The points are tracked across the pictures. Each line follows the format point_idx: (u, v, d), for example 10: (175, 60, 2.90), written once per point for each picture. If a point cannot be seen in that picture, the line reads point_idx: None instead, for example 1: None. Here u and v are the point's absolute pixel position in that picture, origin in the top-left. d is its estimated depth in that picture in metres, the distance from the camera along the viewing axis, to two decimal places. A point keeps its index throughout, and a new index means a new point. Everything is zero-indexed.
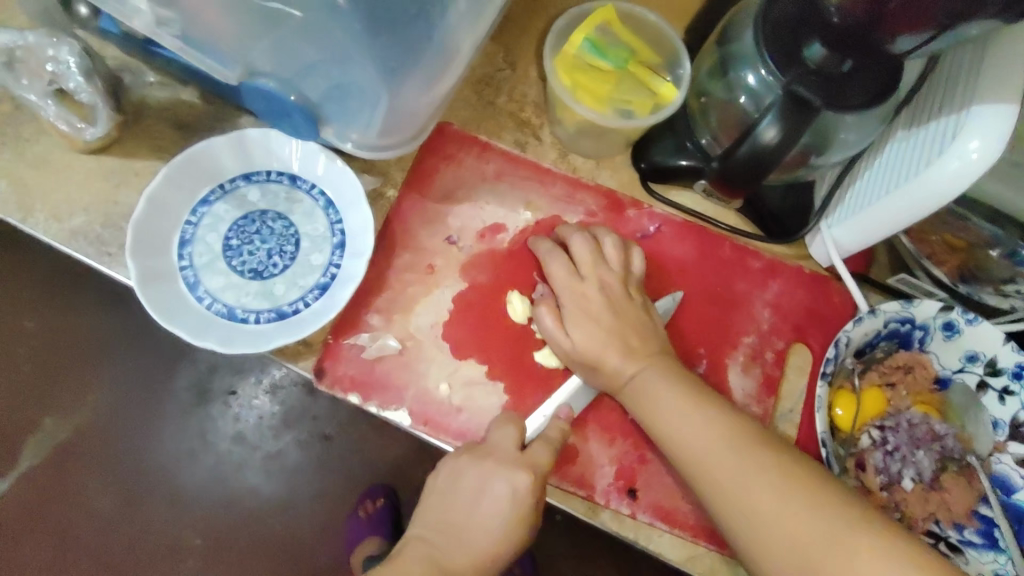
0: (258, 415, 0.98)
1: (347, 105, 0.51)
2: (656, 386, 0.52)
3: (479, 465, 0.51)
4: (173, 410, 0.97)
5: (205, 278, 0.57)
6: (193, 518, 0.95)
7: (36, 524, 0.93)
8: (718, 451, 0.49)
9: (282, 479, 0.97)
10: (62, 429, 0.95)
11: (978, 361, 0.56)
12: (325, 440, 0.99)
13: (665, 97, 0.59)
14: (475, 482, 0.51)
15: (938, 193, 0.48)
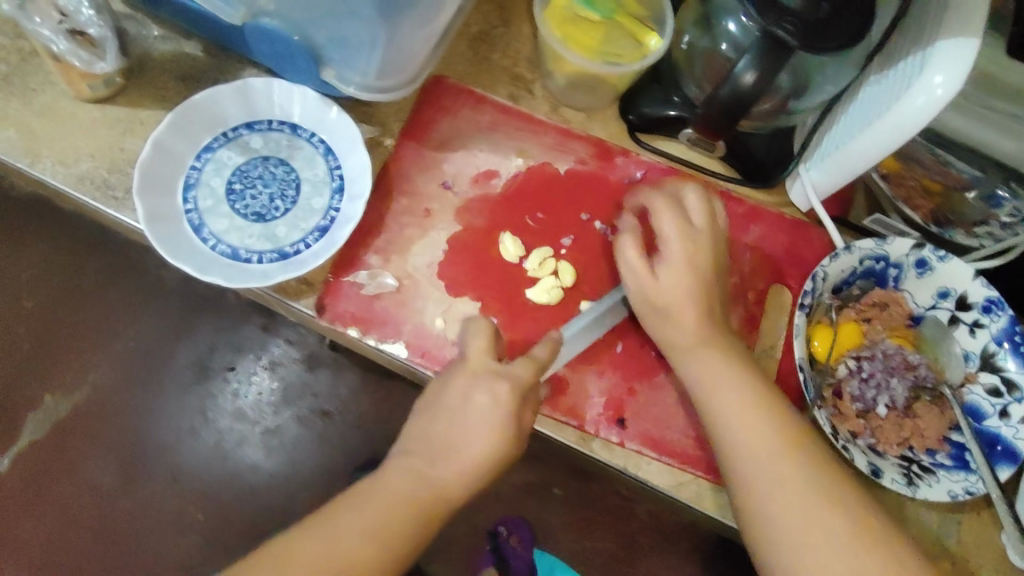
0: (257, 393, 0.99)
1: (349, 51, 0.53)
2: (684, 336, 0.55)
3: (473, 378, 0.52)
4: (172, 375, 0.98)
5: (209, 220, 0.59)
6: (192, 479, 0.97)
7: (39, 484, 0.95)
8: (741, 412, 0.52)
9: (282, 456, 0.98)
10: (63, 406, 0.96)
11: (949, 298, 0.59)
12: (324, 417, 0.99)
13: (651, 47, 0.62)
14: (466, 391, 0.52)
15: (905, 128, 0.51)
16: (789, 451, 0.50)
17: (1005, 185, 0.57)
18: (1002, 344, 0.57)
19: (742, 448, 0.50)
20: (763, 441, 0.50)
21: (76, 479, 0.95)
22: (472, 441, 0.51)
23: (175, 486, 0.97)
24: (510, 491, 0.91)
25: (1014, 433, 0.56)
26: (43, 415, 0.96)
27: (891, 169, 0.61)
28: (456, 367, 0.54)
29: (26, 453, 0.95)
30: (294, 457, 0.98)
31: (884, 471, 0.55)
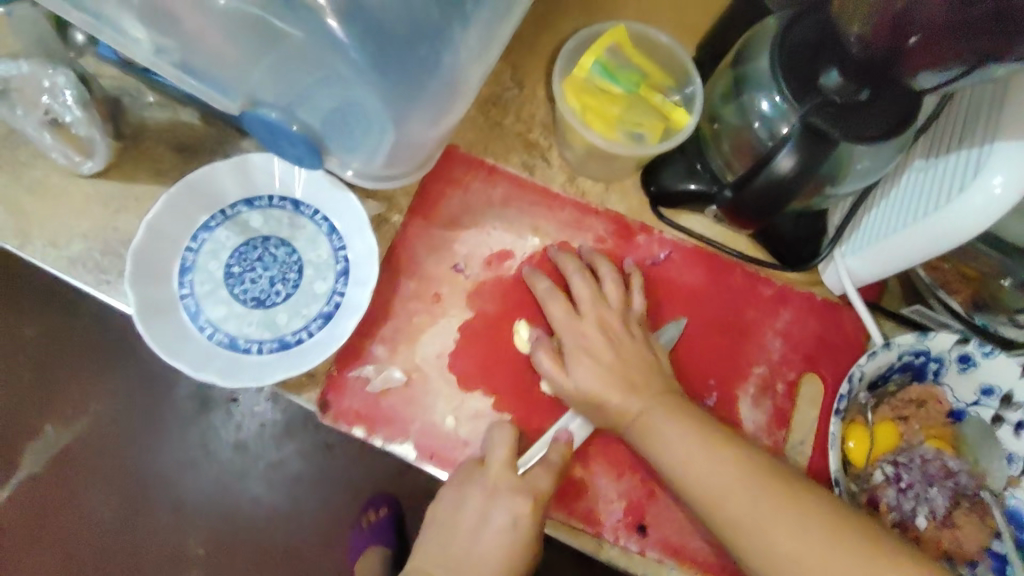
0: (261, 423, 0.97)
1: (352, 133, 0.49)
2: (676, 440, 0.50)
3: (482, 494, 0.51)
4: (173, 421, 0.95)
5: (206, 307, 0.55)
6: (197, 529, 0.94)
7: (37, 538, 0.92)
8: (756, 508, 0.47)
9: (284, 489, 0.96)
10: (64, 437, 0.93)
11: (994, 394, 0.55)
12: (326, 448, 0.97)
13: (676, 121, 0.57)
14: (482, 512, 0.51)
15: (958, 229, 0.47)
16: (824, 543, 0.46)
17: None
18: None
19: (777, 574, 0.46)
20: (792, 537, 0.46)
21: (74, 521, 0.92)
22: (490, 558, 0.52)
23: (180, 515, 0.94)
24: None
25: None
26: (43, 446, 0.93)
27: None
28: (475, 478, 0.52)
29: (23, 490, 0.92)
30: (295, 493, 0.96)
31: None
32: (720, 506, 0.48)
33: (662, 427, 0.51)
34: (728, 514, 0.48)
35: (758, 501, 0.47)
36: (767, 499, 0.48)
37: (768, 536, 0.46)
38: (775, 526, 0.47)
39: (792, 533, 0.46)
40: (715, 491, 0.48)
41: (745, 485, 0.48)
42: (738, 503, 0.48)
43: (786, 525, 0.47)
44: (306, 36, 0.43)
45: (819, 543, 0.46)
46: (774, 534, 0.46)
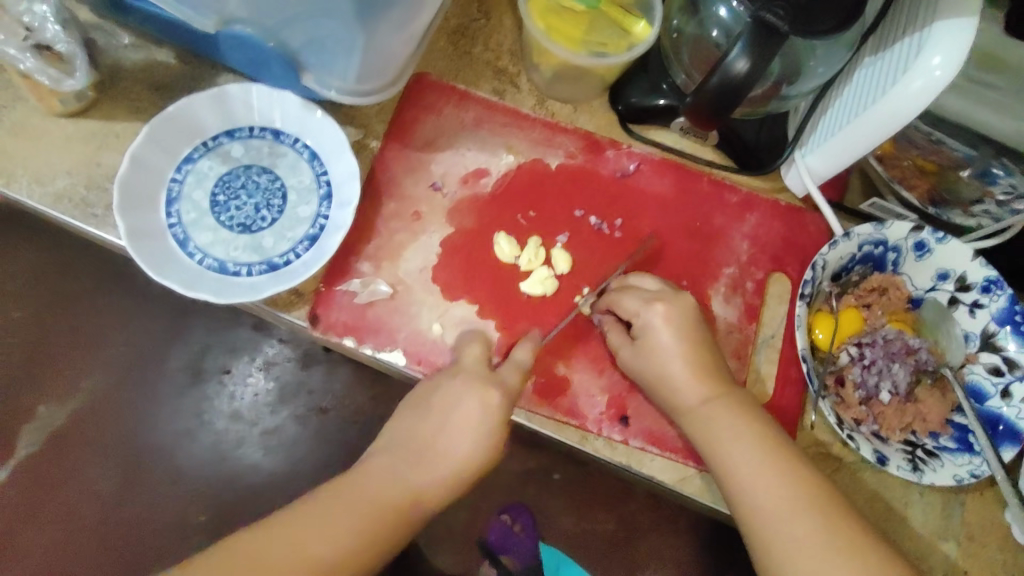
0: (254, 393, 0.93)
1: (326, 54, 0.52)
2: (668, 355, 0.54)
3: (449, 392, 0.53)
4: (167, 391, 0.92)
5: (194, 234, 0.57)
6: (196, 495, 0.91)
7: (37, 512, 0.89)
8: (734, 426, 0.52)
9: (281, 455, 0.93)
10: (59, 415, 0.90)
11: (949, 279, 0.59)
12: (321, 414, 0.94)
13: (638, 37, 0.60)
14: (442, 401, 0.53)
15: (903, 112, 0.49)
16: (777, 465, 0.50)
17: (998, 161, 0.55)
18: (1004, 324, 0.57)
19: (745, 479, 0.50)
20: (751, 456, 0.51)
21: (75, 495, 0.89)
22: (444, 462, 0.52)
23: (178, 486, 0.91)
24: (509, 479, 0.91)
25: (1016, 412, 0.56)
26: (40, 427, 0.90)
27: (886, 151, 0.60)
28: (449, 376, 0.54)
29: (22, 468, 0.90)
30: (294, 459, 0.92)
31: (889, 458, 0.54)
32: (706, 419, 0.52)
33: (659, 338, 0.54)
34: (714, 426, 0.52)
35: (742, 418, 0.52)
36: (748, 416, 0.52)
37: (744, 446, 0.51)
38: (754, 438, 0.51)
39: (782, 470, 0.50)
40: (705, 411, 0.53)
41: (732, 402, 0.53)
42: (724, 419, 0.52)
43: (761, 441, 0.51)
44: None
45: (788, 457, 0.51)
46: (760, 469, 0.50)
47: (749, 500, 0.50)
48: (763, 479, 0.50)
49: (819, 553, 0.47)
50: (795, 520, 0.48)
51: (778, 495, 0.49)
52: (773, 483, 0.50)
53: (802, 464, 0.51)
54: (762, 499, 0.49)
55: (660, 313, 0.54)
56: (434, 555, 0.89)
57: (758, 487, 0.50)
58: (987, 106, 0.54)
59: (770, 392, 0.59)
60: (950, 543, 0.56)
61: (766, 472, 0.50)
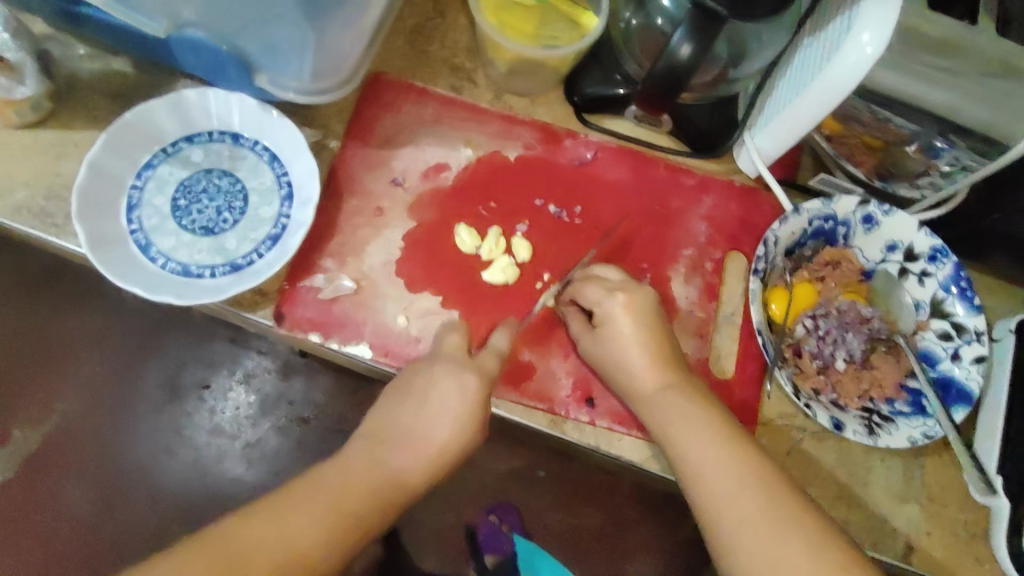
0: (235, 407, 0.93)
1: (280, 55, 0.53)
2: (625, 340, 0.55)
3: (420, 378, 0.54)
4: (147, 410, 0.92)
5: (156, 239, 0.57)
6: (175, 511, 0.90)
7: (14, 534, 0.88)
8: (685, 411, 0.53)
9: (263, 467, 0.92)
10: (32, 437, 0.90)
11: (897, 250, 0.61)
12: (303, 424, 0.94)
13: (585, 27, 0.62)
14: (412, 389, 0.54)
15: (837, 88, 0.52)
16: (726, 446, 0.51)
17: (943, 137, 0.56)
18: (950, 290, 0.59)
19: (695, 459, 0.51)
20: (700, 438, 0.52)
21: (50, 518, 0.89)
22: (410, 463, 0.52)
23: (156, 503, 0.90)
24: (494, 479, 0.92)
25: (965, 374, 0.58)
26: (12, 451, 0.89)
27: (833, 129, 0.61)
28: (420, 371, 0.54)
29: None
30: (273, 469, 0.92)
31: (845, 424, 0.56)
32: (659, 404, 0.54)
33: (617, 323, 0.55)
34: (666, 411, 0.53)
35: (694, 405, 0.53)
36: (699, 402, 0.54)
37: (696, 429, 0.52)
38: (704, 422, 0.52)
39: (732, 449, 0.51)
40: (658, 397, 0.54)
41: (684, 388, 0.54)
42: (676, 404, 0.53)
43: (712, 424, 0.52)
44: None
45: (737, 439, 0.52)
46: (710, 451, 0.51)
47: (698, 480, 0.51)
48: (712, 460, 0.51)
49: (765, 528, 0.48)
50: (743, 500, 0.49)
51: (727, 474, 0.50)
52: (724, 462, 0.51)
53: (751, 444, 0.52)
54: (711, 480, 0.50)
55: (620, 300, 0.55)
56: (421, 557, 0.89)
57: (709, 467, 0.51)
58: (934, 84, 0.54)
59: (731, 368, 0.61)
60: (912, 506, 0.58)
61: (716, 453, 0.51)
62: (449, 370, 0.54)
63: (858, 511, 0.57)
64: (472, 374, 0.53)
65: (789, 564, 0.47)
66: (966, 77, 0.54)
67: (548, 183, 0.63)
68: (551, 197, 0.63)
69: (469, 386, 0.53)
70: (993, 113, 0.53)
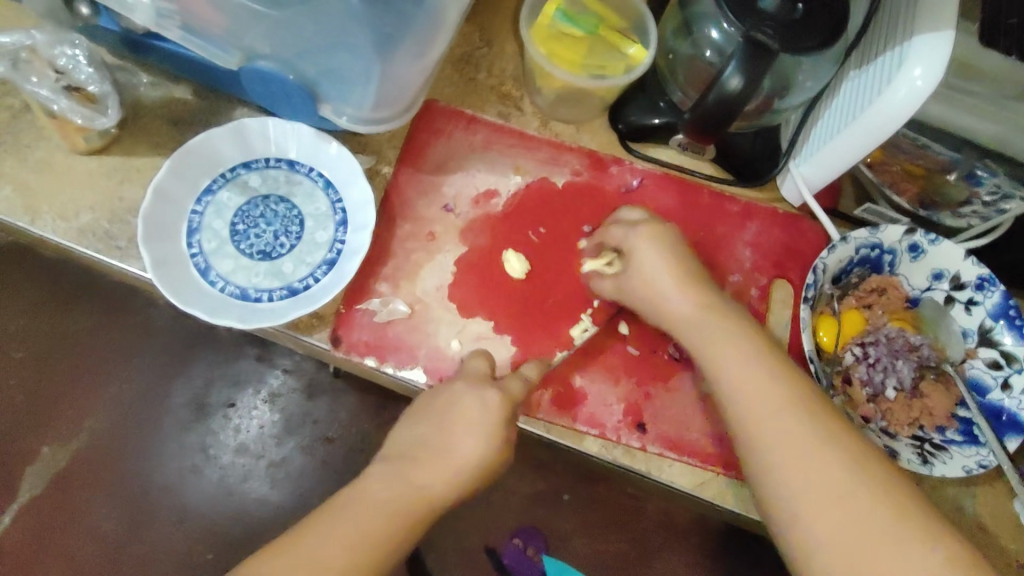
0: (260, 425, 0.93)
1: (345, 86, 0.55)
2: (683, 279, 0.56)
3: (468, 386, 0.54)
4: (171, 426, 0.92)
5: (215, 263, 0.59)
6: (197, 531, 0.91)
7: (46, 550, 0.89)
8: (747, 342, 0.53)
9: (290, 487, 0.93)
10: (63, 455, 0.91)
11: (943, 278, 0.61)
12: (326, 443, 0.94)
13: (636, 60, 0.63)
14: (454, 396, 0.54)
15: (889, 118, 0.52)
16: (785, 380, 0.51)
17: (982, 163, 0.57)
18: (998, 320, 0.60)
19: (750, 385, 0.51)
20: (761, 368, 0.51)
21: (81, 537, 0.89)
22: (435, 484, 0.52)
23: (182, 524, 0.91)
24: (521, 501, 0.92)
25: (1016, 404, 0.58)
26: (46, 469, 0.90)
27: (876, 158, 0.62)
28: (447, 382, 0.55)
29: (29, 511, 0.90)
30: (302, 489, 0.93)
31: (898, 452, 0.57)
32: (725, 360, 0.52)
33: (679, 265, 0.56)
34: (724, 340, 0.53)
35: (762, 362, 0.52)
36: (769, 357, 0.52)
37: (755, 361, 0.52)
38: (770, 379, 0.51)
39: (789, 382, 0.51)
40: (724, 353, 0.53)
41: (752, 345, 0.53)
42: (742, 362, 0.52)
43: (779, 381, 0.51)
44: (281, 12, 0.50)
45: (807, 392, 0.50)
46: (765, 381, 0.51)
47: (760, 439, 0.49)
48: (773, 410, 0.50)
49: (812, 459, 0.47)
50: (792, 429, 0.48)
51: (781, 404, 0.50)
52: (778, 395, 0.50)
53: (822, 402, 0.50)
54: (763, 404, 0.50)
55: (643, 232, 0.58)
56: None
57: (763, 394, 0.50)
58: (978, 114, 0.56)
59: None
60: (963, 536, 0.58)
61: (781, 411, 0.49)
62: (472, 383, 0.55)
63: None
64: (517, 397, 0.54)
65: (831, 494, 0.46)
66: (1003, 104, 0.55)
67: (595, 211, 0.65)
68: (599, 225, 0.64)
69: (489, 400, 0.54)
70: None
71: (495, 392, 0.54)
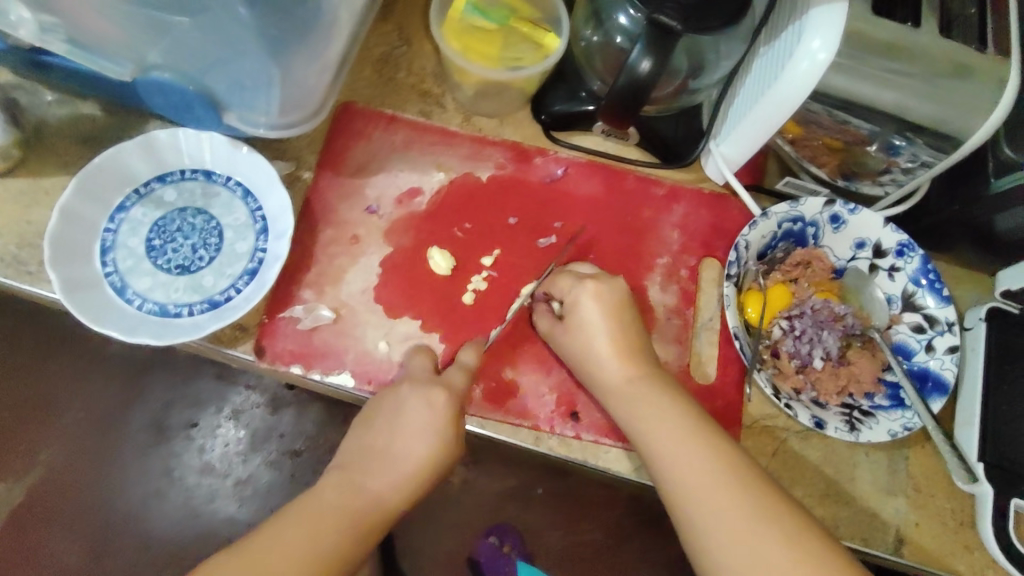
0: (224, 443, 0.92)
1: (247, 93, 0.54)
2: (593, 330, 0.56)
3: (415, 387, 0.54)
4: (130, 453, 0.90)
5: (132, 281, 0.57)
6: (166, 557, 0.88)
7: None
8: (657, 409, 0.53)
9: (258, 504, 0.90)
10: (15, 490, 0.88)
11: (865, 247, 0.62)
12: (295, 456, 0.92)
13: (549, 47, 0.63)
14: (399, 400, 0.53)
15: (793, 93, 0.53)
16: (697, 443, 0.51)
17: (900, 135, 0.57)
18: (919, 283, 0.61)
19: (665, 451, 0.51)
20: (673, 434, 0.52)
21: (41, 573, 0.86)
22: (379, 492, 0.51)
23: (148, 550, 0.88)
24: (490, 499, 0.92)
25: (940, 364, 0.59)
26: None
27: (795, 134, 0.62)
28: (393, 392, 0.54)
29: None
30: (270, 505, 0.90)
31: (826, 421, 0.57)
32: (671, 463, 0.51)
33: (585, 312, 0.56)
34: (637, 403, 0.54)
35: (709, 453, 0.50)
36: (716, 454, 0.50)
37: (667, 426, 0.52)
38: (719, 481, 0.49)
39: (701, 441, 0.51)
40: (667, 446, 0.51)
41: (672, 407, 0.53)
42: (689, 455, 0.50)
43: (728, 479, 0.49)
44: (190, 19, 0.48)
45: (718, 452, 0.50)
46: (674, 443, 0.51)
47: (696, 519, 0.48)
48: (694, 473, 0.50)
49: (738, 524, 0.47)
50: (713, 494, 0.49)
51: (699, 466, 0.50)
52: (692, 454, 0.50)
53: (736, 460, 0.50)
54: (683, 475, 0.50)
55: (589, 288, 0.57)
56: None
57: (678, 461, 0.50)
58: (883, 86, 0.55)
59: (711, 374, 0.61)
60: (899, 498, 0.59)
61: (726, 515, 0.48)
62: (418, 385, 0.54)
63: (846, 507, 0.58)
64: (441, 390, 0.53)
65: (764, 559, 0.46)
66: (925, 79, 0.55)
67: (521, 203, 0.64)
68: (525, 217, 0.64)
69: (438, 403, 0.53)
70: (951, 112, 0.55)
71: (443, 393, 0.53)
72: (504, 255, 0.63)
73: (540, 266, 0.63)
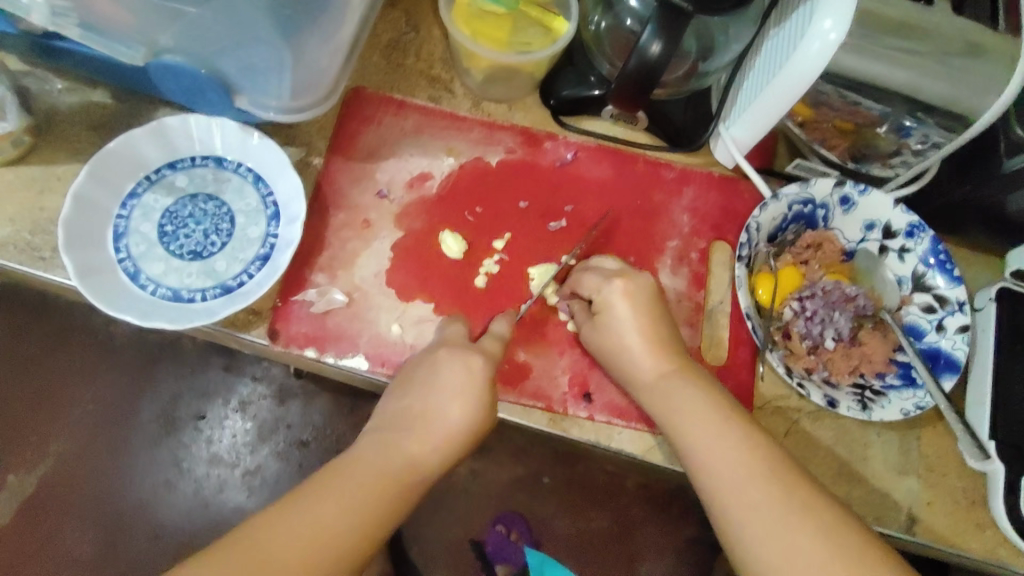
0: (232, 435, 0.92)
1: (260, 79, 0.54)
2: (620, 325, 0.55)
3: (454, 351, 0.54)
4: (140, 444, 0.90)
5: (145, 266, 0.57)
6: (176, 547, 0.88)
7: None
8: (690, 403, 0.52)
9: (266, 493, 0.91)
10: (27, 483, 0.88)
11: (875, 228, 0.62)
12: (302, 447, 0.93)
13: (557, 30, 0.63)
14: (441, 362, 0.53)
15: (802, 74, 0.53)
16: (730, 437, 0.51)
17: (911, 116, 0.57)
18: (929, 263, 0.61)
19: (698, 444, 0.51)
20: (706, 428, 0.51)
21: (53, 564, 0.87)
22: (415, 452, 0.50)
23: (159, 541, 0.88)
24: (499, 487, 0.92)
25: (951, 344, 0.59)
26: (10, 498, 0.88)
27: (805, 116, 0.62)
28: (430, 356, 0.54)
29: None
30: (276, 495, 0.91)
31: (839, 400, 0.57)
32: (703, 447, 0.51)
33: (614, 311, 0.56)
34: (669, 398, 0.53)
35: (742, 447, 0.50)
36: (781, 485, 0.48)
37: (700, 420, 0.52)
38: (753, 473, 0.49)
39: (734, 435, 0.51)
40: (699, 439, 0.51)
41: (705, 400, 0.53)
42: (721, 448, 0.50)
43: (762, 469, 0.49)
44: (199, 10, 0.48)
45: (753, 446, 0.50)
46: (705, 436, 0.51)
47: (729, 509, 0.48)
48: (727, 465, 0.50)
49: (773, 515, 0.47)
50: (747, 486, 0.49)
51: (732, 458, 0.50)
52: (725, 448, 0.50)
53: (769, 451, 0.50)
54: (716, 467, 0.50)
55: (620, 288, 0.56)
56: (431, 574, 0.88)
57: (712, 455, 0.50)
58: (897, 66, 0.55)
59: (723, 355, 0.61)
60: (912, 477, 0.59)
61: (774, 518, 0.47)
62: (455, 350, 0.54)
63: (859, 487, 0.58)
64: (479, 354, 0.54)
65: (801, 549, 0.46)
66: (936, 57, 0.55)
67: (530, 186, 0.64)
68: (536, 201, 0.64)
69: (475, 366, 0.53)
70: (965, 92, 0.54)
71: (480, 358, 0.53)
72: (515, 239, 0.63)
73: (552, 249, 0.63)
